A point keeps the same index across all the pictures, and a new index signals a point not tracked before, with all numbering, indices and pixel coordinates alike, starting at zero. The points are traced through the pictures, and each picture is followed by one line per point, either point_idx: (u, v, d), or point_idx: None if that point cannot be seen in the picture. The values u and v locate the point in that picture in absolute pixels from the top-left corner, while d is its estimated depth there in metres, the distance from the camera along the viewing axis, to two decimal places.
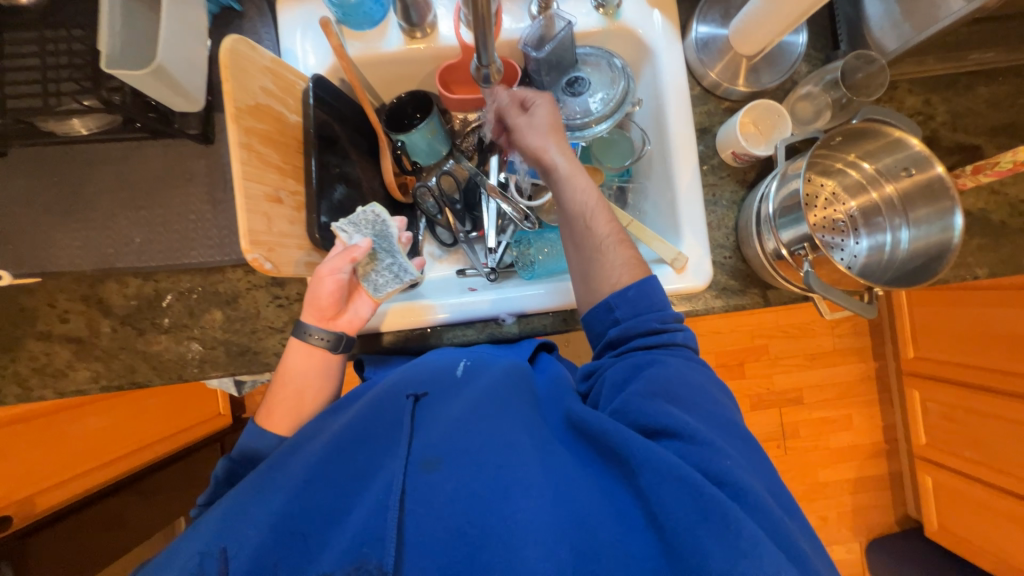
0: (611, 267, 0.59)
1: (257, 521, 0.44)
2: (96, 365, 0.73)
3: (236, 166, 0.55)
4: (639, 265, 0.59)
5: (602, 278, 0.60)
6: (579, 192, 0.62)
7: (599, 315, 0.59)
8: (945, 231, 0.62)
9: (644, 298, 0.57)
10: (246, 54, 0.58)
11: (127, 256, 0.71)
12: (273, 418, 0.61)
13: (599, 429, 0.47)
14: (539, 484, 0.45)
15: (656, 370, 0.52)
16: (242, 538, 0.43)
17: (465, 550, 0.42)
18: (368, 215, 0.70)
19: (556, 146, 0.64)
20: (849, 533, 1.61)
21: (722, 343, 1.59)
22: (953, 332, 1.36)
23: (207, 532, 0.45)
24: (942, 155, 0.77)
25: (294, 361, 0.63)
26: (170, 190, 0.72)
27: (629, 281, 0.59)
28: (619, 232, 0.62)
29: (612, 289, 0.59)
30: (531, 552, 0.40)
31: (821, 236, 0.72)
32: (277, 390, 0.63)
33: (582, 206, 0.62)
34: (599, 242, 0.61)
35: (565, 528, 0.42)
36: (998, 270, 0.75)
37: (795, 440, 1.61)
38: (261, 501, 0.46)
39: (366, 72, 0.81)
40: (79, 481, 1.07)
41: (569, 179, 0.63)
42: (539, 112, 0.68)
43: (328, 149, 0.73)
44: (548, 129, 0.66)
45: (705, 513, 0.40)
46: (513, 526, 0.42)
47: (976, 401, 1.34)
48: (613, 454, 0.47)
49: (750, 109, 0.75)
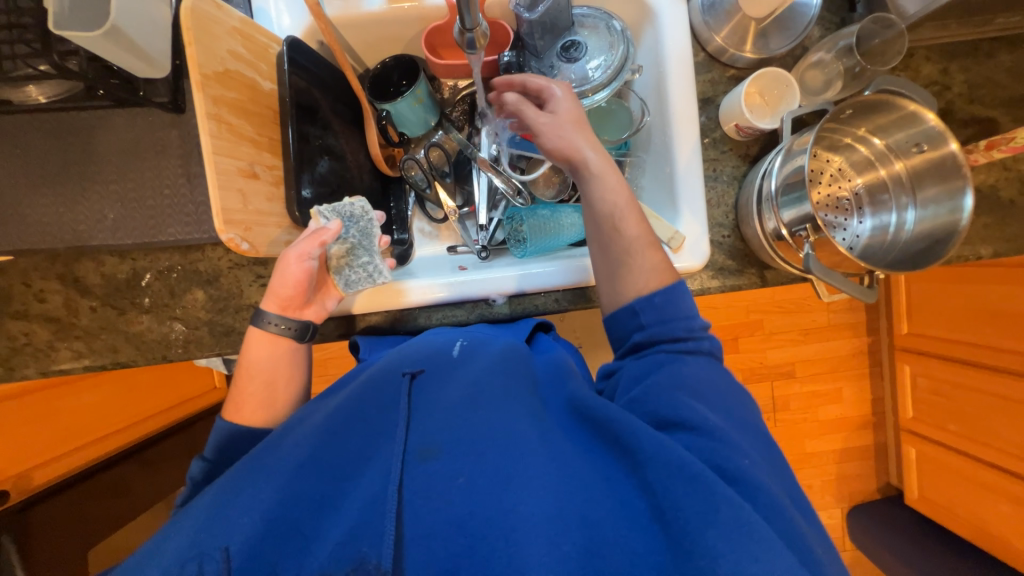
0: (639, 273, 0.55)
1: (249, 510, 0.42)
2: (77, 345, 0.72)
3: (205, 140, 0.52)
4: (668, 270, 0.55)
5: (628, 283, 0.56)
6: (610, 190, 0.57)
7: (623, 319, 0.56)
8: (954, 212, 0.59)
9: (671, 304, 0.53)
10: (211, 14, 0.53)
11: (99, 233, 0.67)
12: (242, 412, 0.59)
13: (607, 419, 0.46)
14: (543, 474, 0.43)
15: (674, 369, 0.50)
16: (233, 527, 0.41)
17: (466, 542, 0.40)
18: (355, 208, 0.69)
19: (584, 140, 0.59)
20: (831, 500, 1.67)
21: (716, 318, 1.58)
22: (949, 309, 1.36)
23: (196, 522, 0.43)
24: (956, 128, 0.73)
25: (258, 351, 0.61)
26: (140, 163, 0.68)
27: (656, 287, 0.55)
28: (648, 233, 0.56)
29: (637, 294, 0.55)
30: (534, 549, 0.38)
31: (823, 215, 0.70)
32: (243, 383, 0.61)
33: (612, 204, 0.57)
34: (626, 245, 0.56)
35: (569, 520, 0.40)
36: (1003, 249, 0.73)
37: (785, 413, 1.63)
38: (253, 487, 0.44)
39: (347, 34, 0.75)
40: (73, 456, 1.08)
41: (599, 174, 0.57)
42: (558, 104, 0.62)
43: (308, 119, 0.69)
44: (575, 122, 0.60)
45: (716, 510, 0.38)
46: (515, 519, 0.40)
47: (965, 376, 1.35)
48: (620, 445, 0.45)
49: (757, 78, 0.71)
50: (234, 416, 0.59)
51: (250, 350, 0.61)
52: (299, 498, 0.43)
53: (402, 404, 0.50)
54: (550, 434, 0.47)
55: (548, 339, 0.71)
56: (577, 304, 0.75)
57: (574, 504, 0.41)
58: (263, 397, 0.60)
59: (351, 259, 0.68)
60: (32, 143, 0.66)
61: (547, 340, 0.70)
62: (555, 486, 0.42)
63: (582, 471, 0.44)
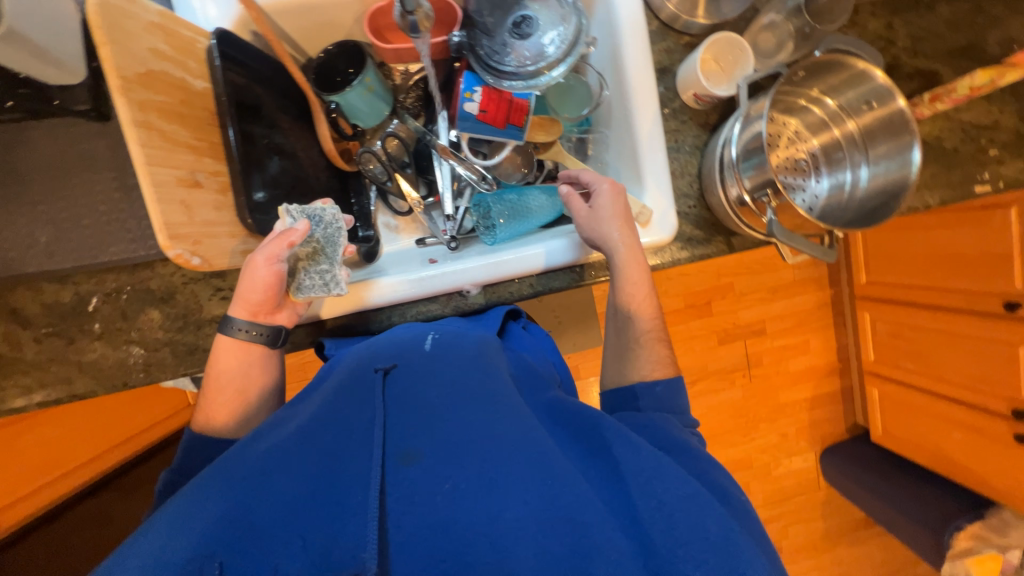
0: (643, 364, 0.63)
1: (211, 516, 0.39)
2: (26, 381, 0.67)
3: (136, 150, 0.48)
4: (668, 364, 0.63)
5: (632, 370, 0.63)
6: (634, 288, 0.64)
7: (623, 399, 0.60)
8: (904, 167, 0.61)
9: (671, 395, 0.59)
10: (124, 8, 0.48)
11: (33, 258, 0.62)
12: (214, 421, 0.60)
13: (600, 427, 0.47)
14: (530, 477, 0.42)
15: (664, 420, 0.54)
16: (195, 533, 0.38)
17: (450, 550, 0.38)
18: (326, 215, 0.65)
19: (622, 242, 0.63)
20: (807, 445, 1.76)
21: (690, 285, 1.62)
22: (903, 256, 1.43)
23: (158, 530, 0.39)
24: (902, 83, 0.75)
25: (226, 362, 0.61)
26: (69, 178, 0.62)
27: (658, 376, 0.62)
28: (658, 330, 0.66)
29: (640, 381, 0.61)
30: (523, 555, 0.37)
31: (783, 177, 0.71)
32: (213, 393, 0.61)
33: (632, 300, 0.65)
34: (638, 335, 0.66)
35: (556, 523, 0.39)
36: (948, 198, 0.76)
37: (759, 368, 1.70)
38: (218, 494, 0.41)
39: (282, 22, 0.69)
40: (39, 495, 1.04)
41: (625, 271, 0.64)
42: (600, 201, 0.64)
43: (251, 117, 0.65)
44: (614, 221, 0.63)
45: (707, 523, 0.39)
46: (503, 527, 0.39)
47: (920, 317, 1.44)
48: (607, 448, 0.45)
49: (710, 44, 0.70)
50: (204, 426, 0.60)
51: (217, 359, 0.61)
52: (265, 501, 0.40)
53: (378, 402, 0.48)
54: (536, 431, 0.46)
55: (518, 328, 0.74)
56: (550, 288, 0.74)
57: (560, 507, 0.40)
58: (237, 405, 0.61)
59: (312, 263, 0.63)
60: None
61: (518, 330, 0.73)
62: (544, 490, 0.41)
63: (569, 470, 0.43)
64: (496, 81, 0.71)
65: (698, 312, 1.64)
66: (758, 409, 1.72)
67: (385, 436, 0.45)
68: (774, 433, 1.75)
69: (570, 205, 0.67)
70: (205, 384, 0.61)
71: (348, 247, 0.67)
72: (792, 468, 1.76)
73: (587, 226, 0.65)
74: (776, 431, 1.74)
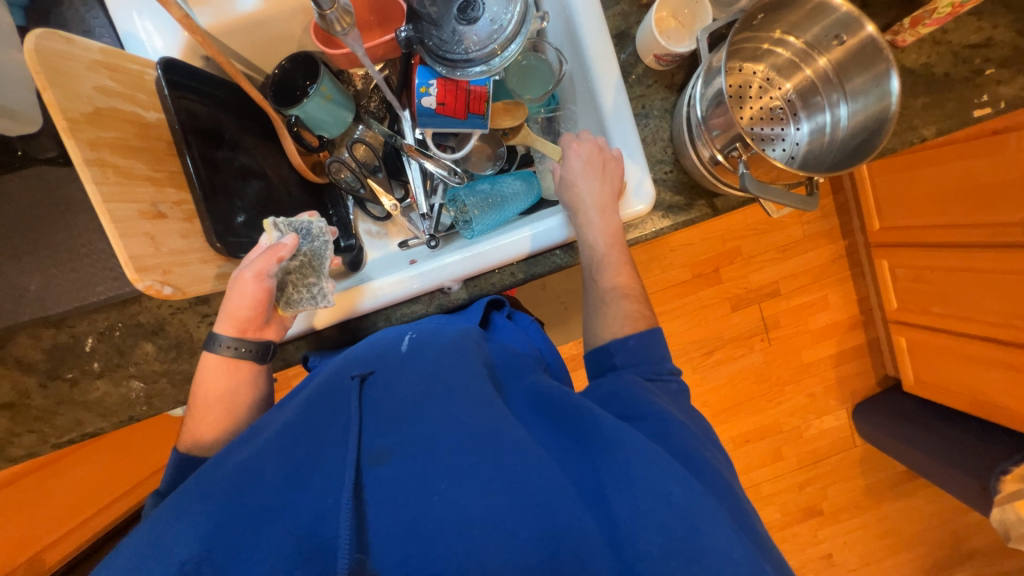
0: (614, 320, 0.62)
1: (184, 536, 0.42)
2: (38, 425, 0.70)
3: (91, 189, 0.49)
4: (641, 317, 0.62)
5: (605, 329, 0.62)
6: (603, 242, 0.65)
7: (600, 358, 0.60)
8: (883, 99, 0.58)
9: (645, 348, 0.59)
10: (63, 51, 0.49)
11: (26, 308, 0.64)
12: (201, 440, 0.61)
13: (570, 404, 0.48)
14: (496, 465, 0.44)
15: (634, 382, 0.53)
16: (180, 546, 0.41)
17: (422, 543, 0.41)
18: (314, 229, 0.66)
19: (587, 198, 0.66)
20: (836, 403, 1.71)
21: (694, 255, 1.58)
22: (915, 196, 1.36)
23: (145, 542, 0.43)
24: (879, 12, 0.71)
25: (215, 380, 0.61)
26: (47, 225, 0.64)
27: (629, 331, 0.61)
28: (626, 288, 0.65)
29: (613, 338, 0.61)
30: (490, 543, 0.40)
31: (758, 129, 0.69)
32: (201, 412, 0.61)
33: (601, 255, 0.65)
34: (604, 293, 0.65)
35: (524, 508, 0.42)
36: (946, 126, 0.71)
37: (777, 330, 1.65)
38: (199, 505, 0.44)
39: (230, 42, 0.70)
40: (77, 533, 1.07)
41: (591, 227, 0.66)
42: (568, 163, 0.68)
43: (212, 143, 0.65)
44: (579, 179, 0.66)
45: (669, 491, 0.41)
46: (469, 516, 0.41)
47: (938, 258, 1.36)
48: (578, 429, 0.47)
49: (665, 1, 0.68)
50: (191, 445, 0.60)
51: (204, 377, 0.62)
52: (246, 510, 0.43)
53: (353, 408, 0.50)
54: (507, 420, 0.48)
55: (503, 321, 0.72)
56: (530, 275, 0.73)
57: (528, 493, 0.42)
58: (226, 423, 0.62)
59: (301, 277, 0.65)
60: None
61: (502, 320, 0.72)
62: (511, 478, 0.43)
63: (539, 455, 0.45)
64: (450, 71, 0.70)
65: (707, 281, 1.60)
66: (780, 372, 1.68)
67: (360, 440, 0.47)
68: (801, 395, 1.70)
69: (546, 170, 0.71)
70: (194, 403, 0.62)
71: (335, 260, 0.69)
72: (823, 428, 1.71)
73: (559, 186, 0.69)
74: (802, 393, 1.69)
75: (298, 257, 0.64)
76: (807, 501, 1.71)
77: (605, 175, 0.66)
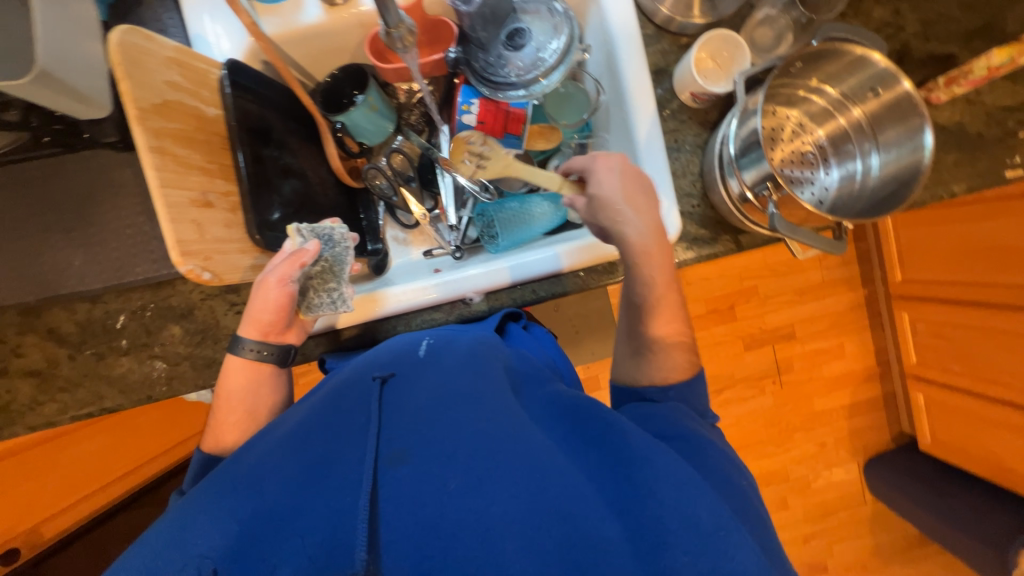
0: (658, 368, 0.61)
1: (213, 531, 0.44)
2: (62, 396, 0.72)
3: (151, 174, 0.52)
4: (686, 368, 0.61)
5: (643, 373, 0.61)
6: (659, 277, 0.61)
7: (628, 393, 0.61)
8: (916, 151, 0.59)
9: (689, 395, 0.59)
10: (142, 46, 0.53)
11: (67, 281, 0.67)
12: (223, 442, 0.62)
13: (594, 415, 0.50)
14: (516, 471, 0.45)
15: (670, 410, 0.55)
16: (210, 537, 0.44)
17: (440, 543, 0.42)
18: (336, 235, 0.68)
19: (637, 220, 0.59)
20: (847, 455, 1.66)
21: (710, 290, 1.57)
22: (940, 252, 1.34)
23: (173, 537, 0.45)
24: (914, 69, 0.72)
25: (234, 379, 0.63)
26: (99, 205, 0.67)
27: (676, 380, 0.60)
28: (674, 331, 0.62)
29: (654, 385, 0.60)
30: (509, 545, 0.41)
31: (788, 171, 0.70)
32: (223, 414, 0.63)
33: (656, 292, 0.61)
34: (653, 339, 0.62)
35: (544, 515, 0.42)
36: (976, 184, 0.72)
37: (790, 374, 1.62)
38: (230, 502, 0.47)
39: (290, 51, 0.74)
40: (81, 506, 1.10)
41: (648, 259, 0.60)
42: (605, 179, 0.60)
43: (261, 141, 0.68)
44: (625, 200, 0.60)
45: (699, 512, 0.41)
46: (489, 519, 0.42)
47: (961, 316, 1.34)
48: (601, 441, 0.48)
49: (705, 43, 0.70)
50: (214, 445, 0.62)
51: (227, 381, 0.63)
52: (272, 506, 0.46)
53: (373, 408, 0.53)
54: (526, 429, 0.49)
55: (519, 329, 0.74)
56: (553, 293, 0.74)
57: (549, 500, 0.43)
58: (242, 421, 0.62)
59: (322, 282, 0.67)
60: None
61: (518, 330, 0.73)
62: (532, 481, 0.44)
63: (559, 463, 0.46)
64: (493, 93, 0.74)
65: (720, 317, 1.58)
66: (790, 417, 1.64)
67: (378, 440, 0.49)
68: (810, 444, 1.65)
69: (577, 202, 0.63)
70: (216, 405, 0.64)
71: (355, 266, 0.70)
72: (832, 481, 1.66)
73: (597, 214, 0.61)
74: (812, 441, 1.64)
75: (320, 262, 0.66)
76: (811, 556, 1.64)
77: (645, 193, 0.61)
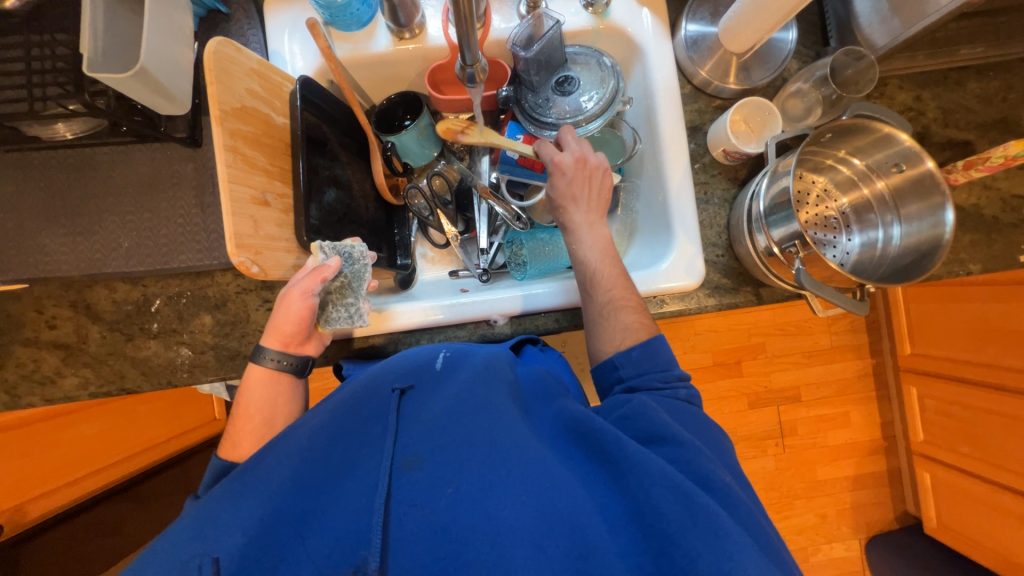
0: (615, 332, 0.61)
1: (229, 533, 0.44)
2: (84, 371, 0.73)
3: (222, 170, 0.55)
4: (641, 328, 0.61)
5: (607, 343, 0.62)
6: (595, 256, 0.66)
7: (605, 372, 0.61)
8: (937, 226, 0.62)
9: (649, 357, 0.58)
10: (230, 56, 0.58)
11: (114, 261, 0.69)
12: (239, 450, 0.60)
13: (590, 428, 0.50)
14: (525, 480, 0.45)
15: (643, 404, 0.53)
16: (222, 539, 0.43)
17: (452, 547, 0.42)
18: (354, 250, 0.69)
19: (577, 219, 0.69)
20: (848, 531, 1.60)
21: (719, 342, 1.57)
22: (949, 330, 1.35)
23: (183, 543, 0.44)
24: (934, 151, 0.77)
25: (256, 391, 0.62)
26: (158, 194, 0.70)
27: (632, 342, 0.60)
28: (620, 297, 0.63)
29: (615, 351, 0.60)
30: (518, 552, 0.41)
31: (813, 233, 0.74)
32: (240, 422, 0.61)
33: (593, 269, 0.66)
34: (601, 307, 0.64)
35: (554, 525, 0.43)
36: (991, 264, 0.74)
37: (794, 438, 1.60)
38: (242, 506, 0.46)
39: (355, 73, 0.81)
40: (67, 490, 1.08)
41: (581, 243, 0.68)
42: (553, 183, 0.69)
43: (317, 151, 0.73)
44: (567, 201, 0.69)
45: (698, 518, 0.42)
46: (499, 527, 0.43)
47: (973, 397, 1.33)
48: (601, 453, 0.49)
49: (740, 107, 0.75)
50: (230, 454, 0.60)
51: (249, 388, 0.62)
52: (285, 509, 0.46)
53: (392, 416, 0.54)
54: (533, 442, 0.50)
55: (534, 351, 0.73)
56: (574, 323, 0.76)
57: (558, 510, 0.44)
58: (258, 424, 0.61)
59: (340, 297, 0.68)
60: (53, 178, 0.69)
61: (533, 351, 0.73)
62: (541, 492, 0.45)
63: (565, 476, 0.47)
64: (537, 130, 0.80)
65: (727, 371, 1.58)
66: (792, 483, 1.60)
67: (393, 446, 0.50)
68: (811, 514, 1.60)
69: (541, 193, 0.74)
70: (234, 413, 0.62)
71: (372, 283, 0.72)
72: (831, 556, 1.59)
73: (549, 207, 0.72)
74: (813, 510, 1.59)
75: (341, 276, 0.67)
76: None
77: (591, 193, 0.70)
